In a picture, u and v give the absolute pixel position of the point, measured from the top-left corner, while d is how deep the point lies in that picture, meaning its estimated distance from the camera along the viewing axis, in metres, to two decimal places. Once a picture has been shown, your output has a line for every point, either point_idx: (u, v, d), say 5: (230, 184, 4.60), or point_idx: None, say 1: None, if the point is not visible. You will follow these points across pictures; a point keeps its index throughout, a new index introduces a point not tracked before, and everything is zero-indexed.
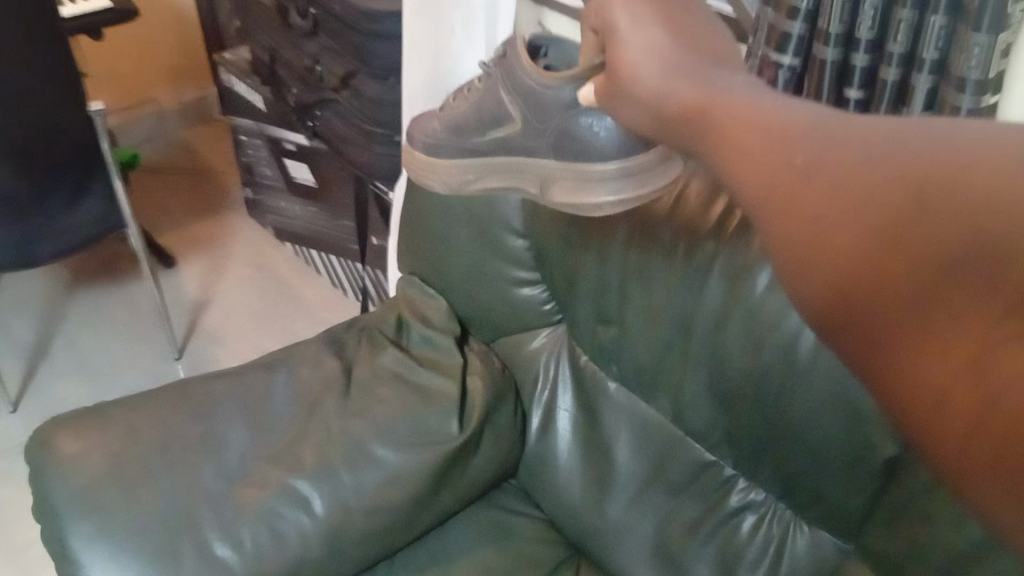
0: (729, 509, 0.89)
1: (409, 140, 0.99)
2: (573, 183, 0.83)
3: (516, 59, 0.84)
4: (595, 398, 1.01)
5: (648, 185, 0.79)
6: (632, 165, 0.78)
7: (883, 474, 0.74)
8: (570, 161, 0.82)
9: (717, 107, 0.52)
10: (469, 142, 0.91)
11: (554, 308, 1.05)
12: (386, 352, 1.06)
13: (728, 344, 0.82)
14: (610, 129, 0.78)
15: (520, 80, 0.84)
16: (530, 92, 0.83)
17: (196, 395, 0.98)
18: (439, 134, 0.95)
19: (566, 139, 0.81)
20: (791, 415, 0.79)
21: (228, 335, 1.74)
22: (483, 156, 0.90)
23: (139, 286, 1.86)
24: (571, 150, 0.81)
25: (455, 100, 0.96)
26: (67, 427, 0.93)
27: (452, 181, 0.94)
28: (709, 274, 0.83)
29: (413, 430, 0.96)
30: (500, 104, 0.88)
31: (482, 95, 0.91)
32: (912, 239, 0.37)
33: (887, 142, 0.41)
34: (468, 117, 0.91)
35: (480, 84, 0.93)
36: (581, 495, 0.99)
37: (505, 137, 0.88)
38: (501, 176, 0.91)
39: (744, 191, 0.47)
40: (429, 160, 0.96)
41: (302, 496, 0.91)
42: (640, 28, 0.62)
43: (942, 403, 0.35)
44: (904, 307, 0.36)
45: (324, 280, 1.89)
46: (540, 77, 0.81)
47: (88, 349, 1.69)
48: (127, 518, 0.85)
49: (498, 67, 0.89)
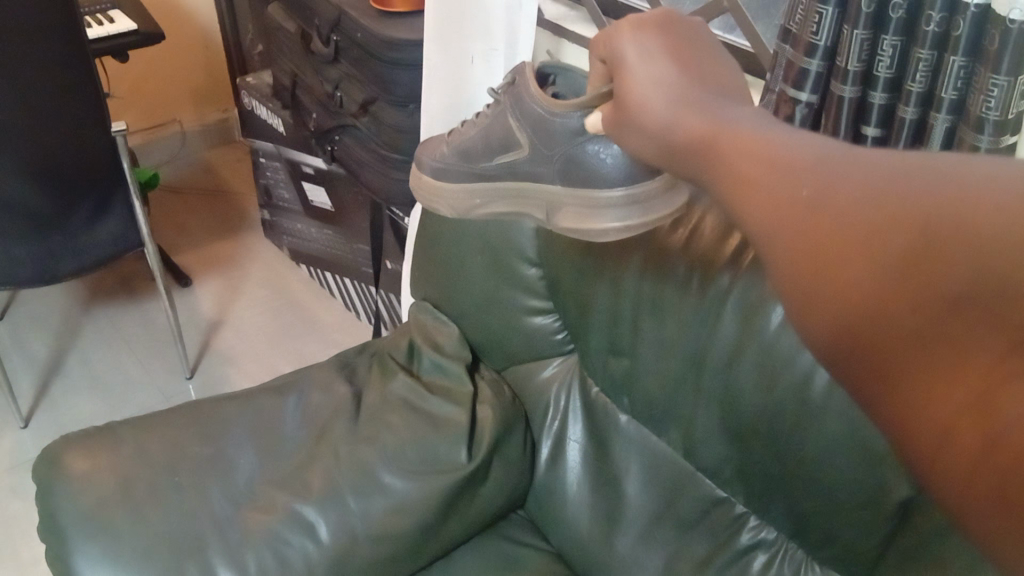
0: (739, 547, 0.88)
1: (419, 163, 1.00)
2: (580, 211, 0.83)
3: (525, 87, 0.85)
4: (606, 430, 1.00)
5: (655, 212, 0.79)
6: (638, 192, 0.78)
7: (896, 517, 0.73)
8: (577, 187, 0.82)
9: (720, 136, 0.52)
10: (478, 167, 0.92)
11: (566, 338, 1.04)
12: (397, 378, 1.05)
13: (741, 380, 0.81)
14: (616, 156, 0.78)
15: (529, 108, 0.84)
16: (537, 119, 0.83)
17: (207, 417, 0.99)
18: (447, 159, 0.96)
19: (573, 166, 0.82)
20: (805, 453, 0.78)
21: (241, 356, 1.74)
22: (491, 180, 0.92)
23: (155, 304, 1.87)
24: (579, 177, 0.82)
25: (466, 126, 0.97)
26: (77, 446, 0.93)
27: (459, 206, 0.96)
28: (723, 308, 0.83)
29: (422, 458, 0.96)
30: (508, 131, 0.88)
31: (490, 121, 0.91)
32: (915, 277, 0.37)
33: (892, 172, 0.40)
34: (476, 142, 0.92)
35: (489, 110, 0.93)
36: (590, 528, 0.98)
37: (512, 162, 0.88)
38: (508, 201, 0.92)
39: (747, 221, 0.47)
40: (439, 185, 0.97)
41: (308, 522, 0.90)
42: (647, 57, 0.62)
43: (962, 440, 0.35)
44: (913, 346, 0.36)
45: (338, 303, 1.89)
46: (548, 105, 0.81)
47: (102, 367, 1.70)
48: (133, 540, 0.85)
49: (507, 95, 0.89)
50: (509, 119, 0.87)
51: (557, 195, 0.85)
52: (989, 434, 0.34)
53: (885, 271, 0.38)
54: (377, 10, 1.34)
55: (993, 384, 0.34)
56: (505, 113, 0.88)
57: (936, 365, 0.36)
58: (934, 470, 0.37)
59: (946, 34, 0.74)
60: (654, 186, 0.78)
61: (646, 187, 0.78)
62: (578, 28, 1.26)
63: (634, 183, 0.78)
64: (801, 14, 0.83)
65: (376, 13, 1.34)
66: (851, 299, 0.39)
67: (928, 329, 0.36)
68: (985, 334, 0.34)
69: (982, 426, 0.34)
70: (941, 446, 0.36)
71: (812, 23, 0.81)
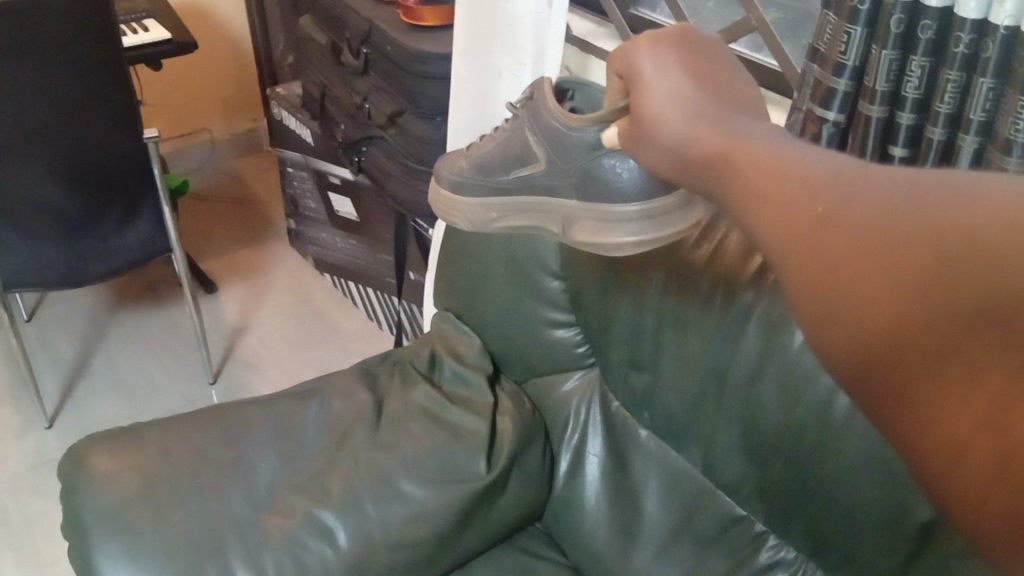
0: (757, 566, 0.87)
1: (436, 176, 1.01)
2: (594, 224, 0.84)
3: (542, 102, 0.85)
4: (625, 445, 1.00)
5: (670, 227, 0.79)
6: (653, 207, 0.79)
7: (918, 539, 0.73)
8: (593, 201, 0.83)
9: (737, 153, 0.52)
10: (495, 181, 0.93)
11: (587, 352, 1.04)
12: (418, 387, 1.06)
13: (763, 398, 0.81)
14: (632, 170, 0.78)
15: (545, 123, 0.85)
16: (554, 135, 0.84)
17: (229, 420, 0.99)
18: (464, 172, 0.96)
19: (590, 180, 0.82)
20: (826, 472, 0.78)
21: (263, 362, 1.76)
22: (507, 195, 0.92)
23: (180, 309, 1.89)
24: (594, 191, 0.82)
25: (484, 139, 0.97)
26: (102, 446, 0.94)
27: (476, 220, 0.96)
28: (746, 325, 0.83)
29: (441, 466, 0.96)
30: (525, 145, 0.88)
31: (508, 135, 0.92)
32: (926, 299, 0.37)
33: (906, 189, 0.41)
34: (494, 155, 0.92)
35: (507, 125, 0.94)
36: (607, 542, 0.98)
37: (529, 176, 0.89)
38: (523, 216, 0.93)
39: (762, 237, 0.47)
40: (457, 199, 0.97)
41: (327, 527, 0.91)
42: (664, 74, 0.62)
43: (972, 452, 0.35)
44: (923, 368, 0.37)
45: (360, 313, 1.91)
46: (565, 120, 0.82)
47: (126, 370, 1.72)
48: (152, 541, 0.86)
49: (524, 111, 0.90)
50: (527, 134, 0.88)
51: (576, 212, 0.86)
52: (999, 446, 0.34)
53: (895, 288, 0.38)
54: (408, 24, 1.36)
55: (1000, 398, 0.34)
56: (523, 129, 0.89)
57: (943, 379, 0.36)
58: (946, 487, 0.37)
59: (975, 56, 0.74)
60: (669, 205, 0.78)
61: (661, 204, 0.78)
62: (606, 45, 1.27)
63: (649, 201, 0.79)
64: (829, 33, 0.83)
65: (406, 27, 1.36)
66: (865, 312, 0.39)
67: (937, 342, 0.36)
68: (991, 355, 0.34)
69: (991, 439, 0.34)
70: (952, 459, 0.36)
71: (840, 43, 0.82)
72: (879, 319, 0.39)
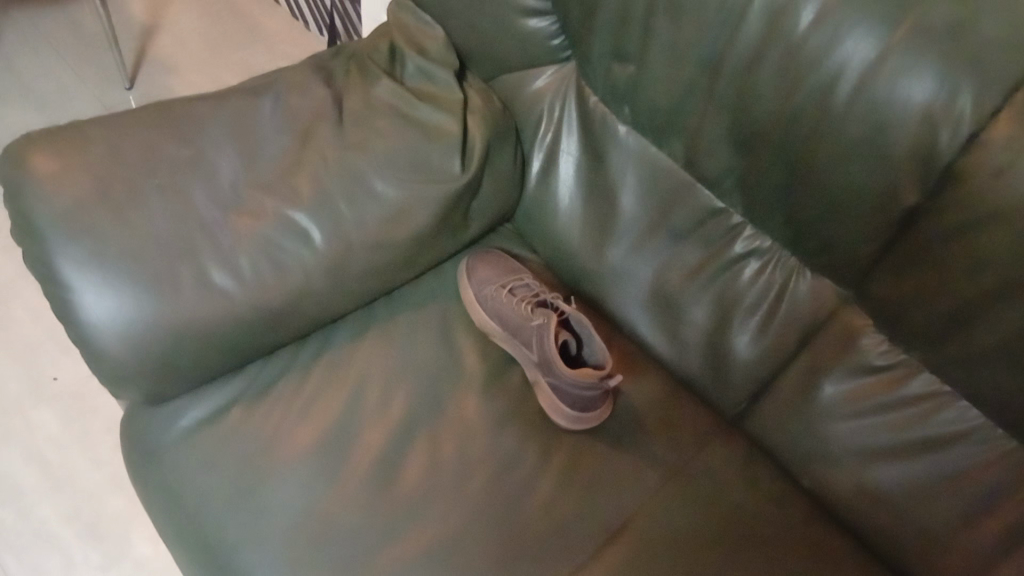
0: (732, 257, 0.91)
1: (472, 101, 0.98)
2: (546, 396, 0.91)
3: (543, 318, 0.92)
4: (603, 142, 0.97)
5: (581, 427, 0.90)
6: (576, 425, 0.90)
7: (899, 224, 0.76)
8: (550, 399, 0.91)
9: None
10: (514, 350, 0.95)
11: (563, 45, 0.96)
12: (380, 83, 0.98)
13: (758, 86, 0.78)
14: (579, 419, 0.89)
15: (556, 334, 0.90)
16: (553, 348, 0.89)
17: (177, 115, 0.90)
18: (487, 301, 0.96)
19: (555, 398, 0.90)
20: (818, 160, 0.77)
21: (182, 64, 1.61)
22: (508, 325, 0.95)
23: (80, 7, 1.67)
24: (552, 403, 0.90)
25: (514, 296, 0.96)
26: (39, 144, 0.83)
27: (478, 279, 0.98)
28: (749, 9, 0.76)
29: (414, 164, 0.93)
30: (529, 351, 0.93)
31: (520, 353, 0.95)
32: None
33: None
34: (512, 348, 0.96)
35: (524, 331, 0.93)
36: (581, 239, 1.00)
37: (525, 352, 0.94)
38: (515, 317, 0.94)
39: None
40: (445, 209, 0.94)
41: (300, 227, 0.88)
42: None
43: None
44: None
45: (283, 12, 1.78)
46: (532, 377, 0.94)
47: (29, 73, 1.53)
48: (118, 242, 0.80)
49: (536, 393, 0.94)
50: (538, 335, 0.91)
51: (585, 322, 0.92)
52: None
53: (742, 545, 0.85)
54: None
55: None
56: (538, 290, 0.97)
57: (755, 564, 0.84)
58: None
59: None
60: (589, 375, 0.86)
61: (569, 377, 0.86)
62: None
63: (571, 372, 0.86)
64: None
65: None
66: None
67: None
68: None
69: None
70: None
71: None
72: (691, 553, 0.84)
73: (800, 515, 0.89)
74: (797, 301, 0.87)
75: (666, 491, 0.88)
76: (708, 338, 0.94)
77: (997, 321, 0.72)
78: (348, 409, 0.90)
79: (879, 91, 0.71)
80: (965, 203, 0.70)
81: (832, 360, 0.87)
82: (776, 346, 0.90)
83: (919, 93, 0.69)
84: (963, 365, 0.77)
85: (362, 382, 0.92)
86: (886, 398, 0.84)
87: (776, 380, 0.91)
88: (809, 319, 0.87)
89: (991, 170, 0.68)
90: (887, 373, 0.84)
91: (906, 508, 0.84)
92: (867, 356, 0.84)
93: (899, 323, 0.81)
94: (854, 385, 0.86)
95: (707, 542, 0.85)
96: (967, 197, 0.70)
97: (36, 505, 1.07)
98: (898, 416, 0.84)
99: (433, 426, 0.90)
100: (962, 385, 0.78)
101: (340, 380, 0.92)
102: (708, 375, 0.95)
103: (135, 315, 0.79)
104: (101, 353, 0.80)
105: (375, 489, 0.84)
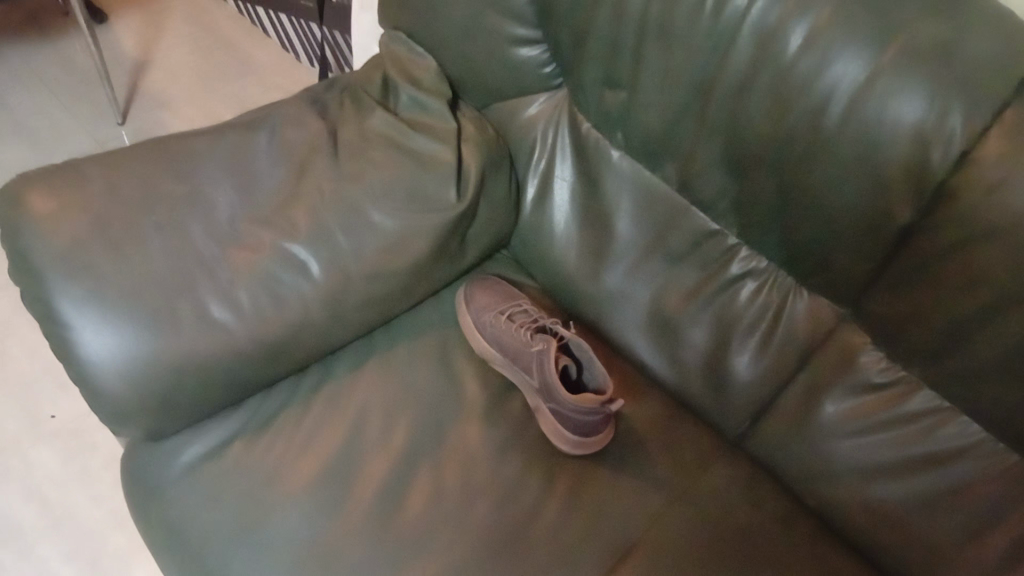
0: (729, 277, 0.91)
1: (466, 129, 0.99)
2: (548, 421, 0.91)
3: (542, 343, 0.92)
4: (596, 166, 0.98)
5: (584, 452, 0.90)
6: (579, 449, 0.90)
7: (895, 242, 0.76)
8: (552, 424, 0.91)
9: None
10: (515, 375, 0.96)
11: (554, 73, 0.97)
12: (374, 114, 0.99)
13: (750, 110, 0.79)
14: (581, 444, 0.89)
15: (556, 359, 0.91)
16: (554, 373, 0.89)
17: (174, 151, 0.90)
18: (486, 328, 0.96)
19: (557, 424, 0.90)
20: (811, 181, 0.78)
21: (174, 99, 1.62)
22: (507, 351, 0.95)
23: (71, 45, 1.68)
24: (554, 429, 0.90)
25: (513, 322, 0.96)
26: (36, 184, 0.83)
27: (477, 306, 0.98)
28: (739, 34, 0.77)
29: (410, 194, 0.93)
30: (529, 376, 0.93)
31: (520, 378, 0.95)
32: None
33: None
34: (513, 373, 0.96)
35: (524, 357, 0.93)
36: (577, 263, 1.01)
37: (525, 378, 0.94)
38: (514, 342, 0.94)
39: None
40: (442, 237, 0.94)
41: (298, 259, 0.88)
42: None
43: None
44: None
45: (273, 44, 1.79)
46: (534, 403, 0.94)
47: (22, 111, 1.54)
48: (117, 279, 0.80)
49: (538, 419, 0.94)
50: (538, 361, 0.91)
51: (584, 346, 0.92)
52: None
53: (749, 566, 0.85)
54: None
55: None
56: (537, 315, 0.98)
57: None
58: None
59: None
60: (590, 400, 0.86)
61: (571, 402, 0.85)
62: None
63: (572, 397, 0.86)
64: None
65: None
66: None
67: None
68: None
69: None
70: None
71: None
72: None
73: (805, 535, 0.89)
74: (795, 321, 0.88)
75: (671, 513, 0.88)
76: (708, 359, 0.94)
77: (995, 336, 0.73)
78: (350, 439, 0.89)
79: (869, 112, 0.72)
80: (961, 219, 0.71)
81: (832, 378, 0.87)
82: (776, 366, 0.90)
83: (910, 113, 0.70)
84: (963, 380, 0.77)
85: (363, 413, 0.92)
86: (888, 415, 0.84)
87: (776, 400, 0.92)
88: (808, 338, 0.88)
89: (984, 187, 0.69)
90: (888, 390, 0.84)
91: (910, 525, 0.84)
92: (867, 373, 0.85)
93: (898, 340, 0.81)
94: (855, 403, 0.86)
95: (716, 567, 0.84)
96: (961, 214, 0.71)
97: (36, 544, 1.06)
98: (899, 433, 0.84)
99: (436, 454, 0.89)
100: (963, 400, 0.79)
101: (342, 411, 0.92)
102: (708, 396, 0.96)
103: (136, 352, 0.79)
104: (101, 392, 0.79)
105: (379, 519, 0.84)
